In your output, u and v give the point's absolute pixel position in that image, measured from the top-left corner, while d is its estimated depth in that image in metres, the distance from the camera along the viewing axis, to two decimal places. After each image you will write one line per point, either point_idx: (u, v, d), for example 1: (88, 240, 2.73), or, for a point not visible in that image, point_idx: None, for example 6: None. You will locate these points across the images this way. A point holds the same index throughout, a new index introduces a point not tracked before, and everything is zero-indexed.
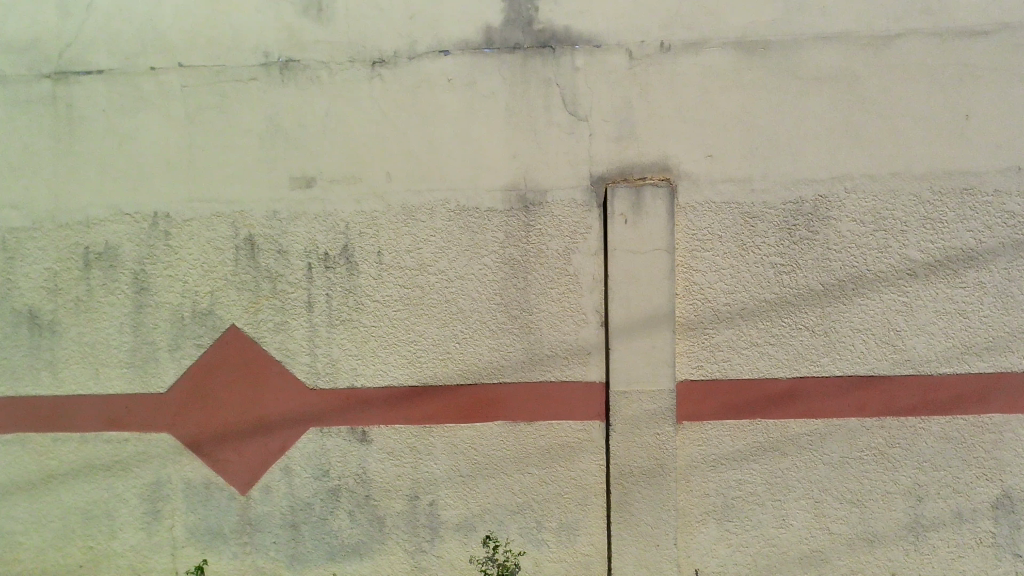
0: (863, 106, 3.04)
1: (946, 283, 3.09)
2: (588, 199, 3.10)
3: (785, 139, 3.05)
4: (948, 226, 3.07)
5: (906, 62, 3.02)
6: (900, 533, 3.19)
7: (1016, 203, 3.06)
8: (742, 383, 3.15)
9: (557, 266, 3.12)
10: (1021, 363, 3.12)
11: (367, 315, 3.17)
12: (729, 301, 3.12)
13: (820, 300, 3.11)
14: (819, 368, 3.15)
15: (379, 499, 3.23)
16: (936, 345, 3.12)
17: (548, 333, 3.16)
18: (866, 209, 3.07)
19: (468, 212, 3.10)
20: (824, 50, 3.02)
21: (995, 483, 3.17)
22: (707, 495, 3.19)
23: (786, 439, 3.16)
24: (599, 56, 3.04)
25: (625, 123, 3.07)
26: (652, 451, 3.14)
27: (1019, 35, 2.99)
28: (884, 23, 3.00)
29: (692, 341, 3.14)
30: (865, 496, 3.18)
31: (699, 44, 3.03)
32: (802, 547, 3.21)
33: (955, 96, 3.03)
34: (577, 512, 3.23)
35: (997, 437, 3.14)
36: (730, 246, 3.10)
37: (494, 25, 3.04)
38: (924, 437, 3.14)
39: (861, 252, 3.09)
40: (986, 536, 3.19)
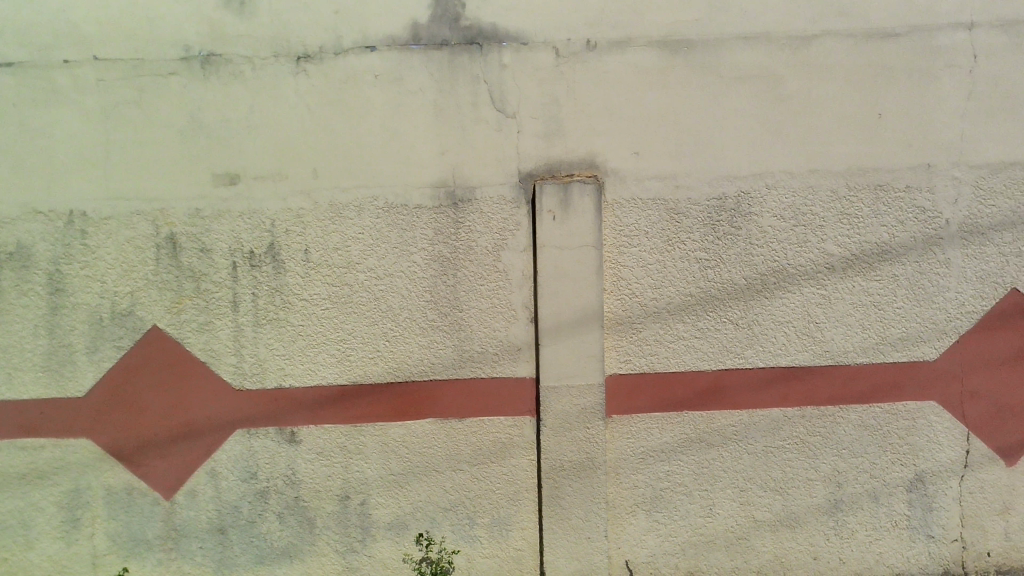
0: (784, 105, 3.12)
1: (862, 276, 3.21)
2: (517, 196, 3.11)
3: (708, 137, 3.12)
4: (864, 221, 3.18)
5: (824, 62, 3.11)
6: (821, 519, 3.30)
7: (927, 199, 3.19)
8: (669, 377, 3.21)
9: (487, 263, 3.13)
10: (932, 352, 3.26)
11: (295, 314, 3.12)
12: (656, 296, 3.17)
13: (744, 293, 3.19)
14: (743, 361, 3.22)
15: (309, 500, 3.20)
16: (853, 336, 3.24)
17: (478, 330, 3.16)
18: (786, 205, 3.16)
19: (397, 209, 3.08)
20: (745, 50, 3.09)
21: (909, 468, 3.30)
22: (636, 488, 3.24)
23: (712, 431, 3.23)
24: (526, 53, 3.05)
25: (552, 121, 3.09)
26: (582, 445, 3.17)
27: (928, 37, 3.11)
28: (803, 24, 3.08)
29: (621, 335, 3.18)
30: (788, 484, 3.28)
31: (624, 43, 3.07)
32: (728, 535, 3.29)
33: (870, 95, 3.13)
34: (509, 508, 3.25)
35: (910, 423, 3.27)
36: (657, 242, 3.15)
37: (421, 21, 3.02)
38: (843, 425, 3.26)
39: (782, 247, 3.18)
40: (901, 519, 3.32)
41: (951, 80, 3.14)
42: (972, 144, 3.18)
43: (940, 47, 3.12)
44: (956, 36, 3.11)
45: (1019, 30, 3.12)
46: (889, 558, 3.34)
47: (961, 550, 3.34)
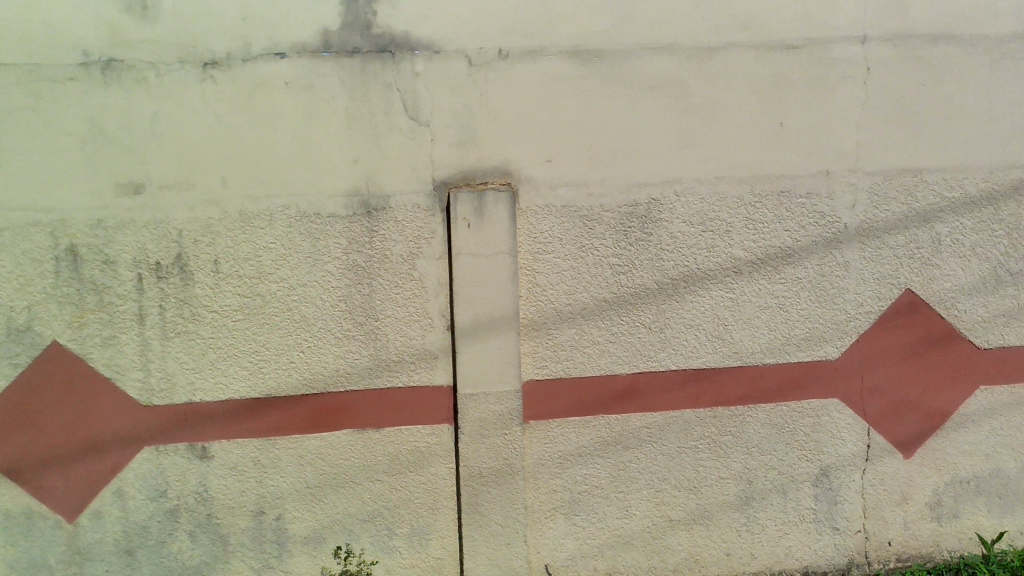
0: (691, 114, 3.21)
1: (768, 279, 3.32)
2: (432, 203, 3.11)
3: (618, 145, 3.19)
4: (768, 226, 3.30)
5: (728, 72, 3.20)
6: (733, 516, 3.40)
7: (827, 204, 3.32)
8: (585, 381, 3.26)
9: (402, 272, 3.12)
10: (834, 352, 3.40)
11: (205, 326, 3.04)
12: (570, 302, 3.22)
13: (656, 298, 3.27)
14: (657, 364, 3.30)
15: (222, 517, 3.12)
16: (760, 337, 3.34)
17: (395, 339, 3.15)
18: (695, 211, 3.25)
19: (309, 218, 3.04)
20: (653, 60, 3.17)
21: (815, 464, 3.42)
22: (555, 492, 3.28)
23: (628, 433, 3.28)
24: (439, 61, 3.05)
25: (466, 129, 3.11)
26: (500, 452, 3.18)
27: (825, 49, 3.24)
28: (708, 35, 3.17)
29: (537, 341, 3.21)
30: (701, 483, 3.36)
31: (536, 52, 3.10)
32: (644, 535, 3.36)
33: (772, 105, 3.24)
34: (428, 517, 3.23)
35: (815, 420, 3.39)
36: (570, 249, 3.19)
37: (332, 28, 2.99)
38: (752, 424, 3.36)
39: (691, 252, 3.26)
40: (808, 513, 3.44)
41: (847, 91, 3.28)
42: (867, 152, 3.33)
43: (836, 59, 3.25)
44: (850, 49, 3.26)
45: (908, 44, 3.28)
46: (797, 551, 3.46)
47: (864, 541, 3.48)
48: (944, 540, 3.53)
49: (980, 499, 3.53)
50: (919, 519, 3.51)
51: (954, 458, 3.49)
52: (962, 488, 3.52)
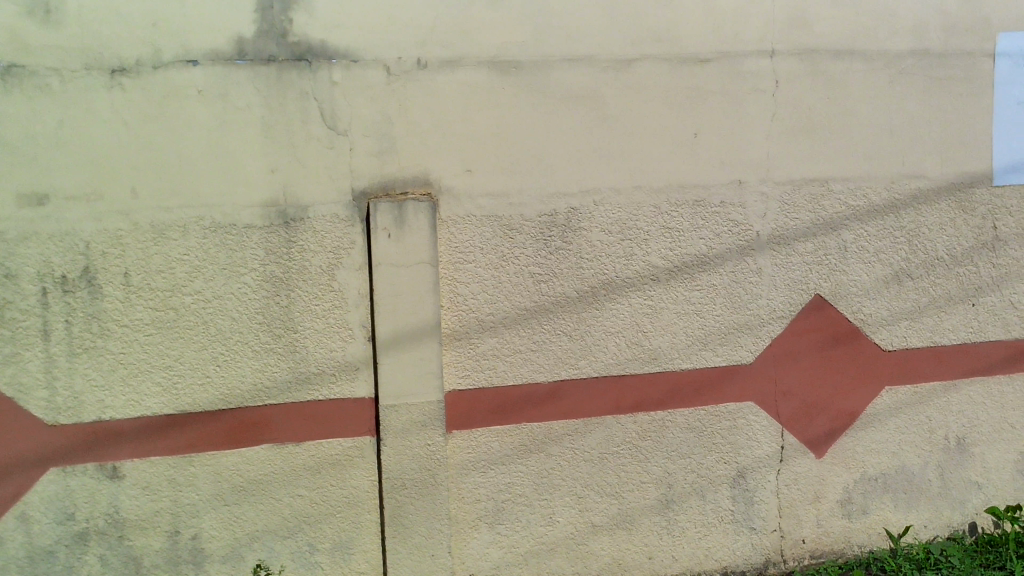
0: (608, 125, 3.27)
1: (685, 285, 3.39)
2: (351, 213, 3.08)
3: (538, 155, 3.22)
4: (684, 234, 3.37)
5: (643, 84, 3.28)
6: (654, 519, 3.45)
7: (740, 213, 3.42)
8: (507, 390, 3.27)
9: (322, 282, 3.07)
10: (748, 356, 3.49)
11: (115, 341, 2.94)
12: (492, 311, 3.23)
13: (576, 306, 3.30)
14: (578, 371, 3.33)
15: (135, 538, 3.01)
16: (678, 343, 3.41)
17: (315, 351, 3.10)
18: (614, 219, 3.30)
19: (224, 229, 2.98)
20: (570, 72, 3.22)
21: (732, 465, 3.51)
22: (479, 501, 3.27)
23: (550, 440, 3.30)
24: (356, 71, 3.04)
25: (385, 139, 3.09)
26: (423, 462, 3.16)
27: (736, 62, 3.35)
28: (624, 48, 3.24)
29: (459, 351, 3.21)
30: (622, 488, 3.41)
31: (455, 62, 3.11)
32: (567, 542, 3.38)
33: (686, 116, 3.34)
34: (351, 531, 3.19)
35: (732, 423, 3.48)
36: (491, 258, 3.20)
37: (246, 35, 2.94)
38: (672, 429, 3.42)
39: (610, 260, 3.31)
40: (726, 513, 3.52)
41: (757, 103, 3.39)
42: (777, 162, 3.44)
43: (746, 72, 3.37)
44: (760, 63, 3.37)
45: (814, 58, 3.42)
46: (717, 552, 3.54)
47: (780, 539, 3.59)
48: (855, 537, 3.66)
49: (888, 496, 3.67)
50: (832, 516, 3.63)
51: (863, 456, 3.63)
52: (871, 485, 3.65)
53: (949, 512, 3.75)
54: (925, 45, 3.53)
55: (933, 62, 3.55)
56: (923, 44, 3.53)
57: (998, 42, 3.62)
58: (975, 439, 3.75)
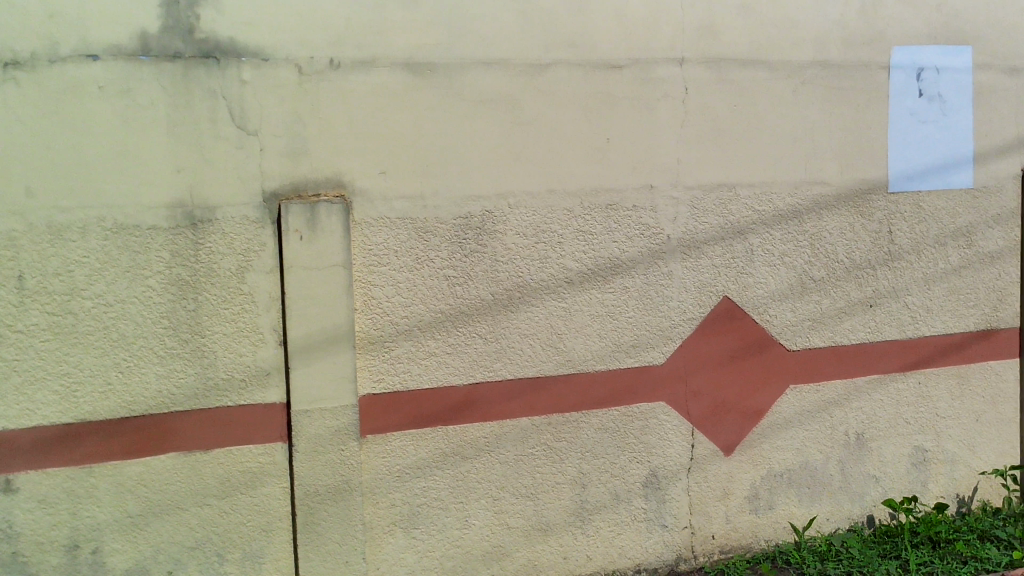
0: (523, 128, 3.30)
1: (598, 288, 3.44)
2: (261, 214, 3.01)
3: (454, 157, 3.22)
4: (597, 237, 3.42)
5: (557, 88, 3.33)
6: (569, 519, 3.48)
7: (651, 216, 3.49)
8: (423, 393, 3.25)
9: (231, 286, 3.00)
10: (660, 357, 3.56)
11: (8, 347, 2.79)
12: (407, 314, 3.21)
13: (491, 309, 3.31)
14: (493, 373, 3.33)
15: (29, 555, 2.85)
16: (591, 345, 3.46)
17: (224, 357, 3.01)
18: (528, 223, 3.32)
19: (127, 230, 2.87)
20: (486, 75, 3.24)
21: (644, 465, 3.57)
22: (393, 506, 3.23)
23: (465, 444, 3.30)
24: (266, 69, 2.98)
25: (297, 139, 3.04)
26: (337, 468, 3.10)
27: (645, 69, 3.45)
28: (538, 53, 3.29)
29: (373, 355, 3.18)
30: (538, 490, 3.42)
31: (368, 62, 3.09)
32: (484, 545, 3.37)
33: (598, 121, 3.40)
34: (261, 541, 3.09)
35: (644, 423, 3.55)
36: (405, 261, 3.18)
37: (151, 30, 2.85)
38: (586, 430, 3.46)
39: (525, 263, 3.33)
40: (639, 512, 3.58)
41: (667, 109, 3.49)
42: (687, 167, 3.53)
43: (656, 79, 3.47)
44: (669, 70, 3.48)
45: (720, 67, 3.54)
46: (631, 551, 3.58)
47: (690, 535, 3.66)
48: (761, 531, 3.77)
49: (793, 491, 3.80)
50: (740, 512, 3.73)
51: (769, 453, 3.74)
52: (777, 481, 3.77)
53: (849, 505, 3.90)
54: (824, 56, 3.70)
55: (832, 73, 3.72)
56: (823, 55, 3.70)
57: (892, 55, 3.82)
58: (873, 435, 3.91)
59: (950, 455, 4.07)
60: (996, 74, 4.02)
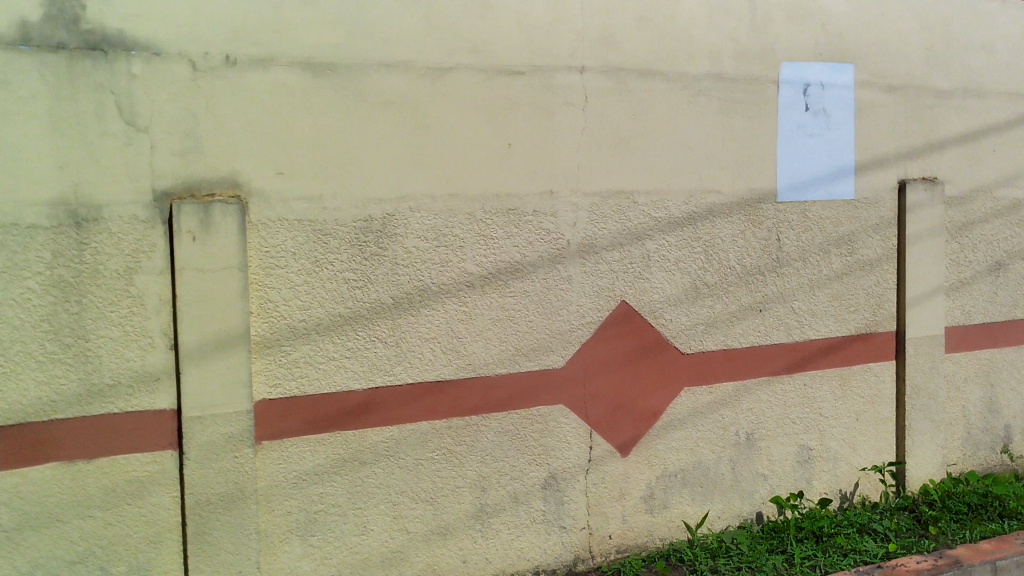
0: (425, 131, 3.30)
1: (499, 292, 3.46)
2: (151, 214, 2.90)
3: (354, 159, 3.19)
4: (498, 242, 3.44)
5: (461, 92, 3.35)
6: (469, 522, 3.47)
7: (551, 222, 3.54)
8: (321, 398, 3.19)
9: (118, 288, 2.88)
10: (560, 360, 3.61)
11: None
12: (305, 318, 3.15)
13: (391, 312, 3.29)
14: (393, 378, 3.31)
15: None
16: (492, 348, 3.48)
17: (110, 361, 2.89)
18: (429, 227, 3.32)
19: (4, 229, 2.72)
20: (388, 76, 3.22)
21: (543, 467, 3.60)
22: (289, 514, 3.16)
23: (364, 448, 3.26)
24: (158, 64, 2.89)
25: (190, 137, 2.96)
26: (230, 476, 3.01)
27: (547, 76, 3.50)
28: (441, 56, 3.30)
29: (269, 359, 3.11)
30: (437, 494, 3.41)
31: (266, 61, 3.04)
32: (382, 551, 3.32)
33: (501, 126, 3.43)
34: (149, 553, 2.97)
35: (544, 426, 3.58)
36: (304, 263, 3.13)
37: (32, 19, 2.72)
38: (486, 432, 3.47)
39: (426, 267, 3.33)
40: (538, 514, 3.61)
41: (568, 116, 3.56)
42: (586, 174, 3.60)
43: (558, 86, 3.53)
44: (570, 78, 3.55)
45: (619, 77, 3.64)
46: (530, 552, 3.60)
47: (588, 536, 3.71)
48: (656, 530, 3.86)
49: (686, 490, 3.91)
50: (636, 512, 3.81)
51: (663, 453, 3.84)
52: (671, 481, 3.87)
53: (739, 503, 4.04)
54: (717, 69, 3.84)
55: (725, 85, 3.87)
56: (716, 68, 3.84)
57: (780, 71, 4.00)
58: (762, 434, 4.06)
59: (832, 452, 4.27)
60: (876, 92, 4.25)
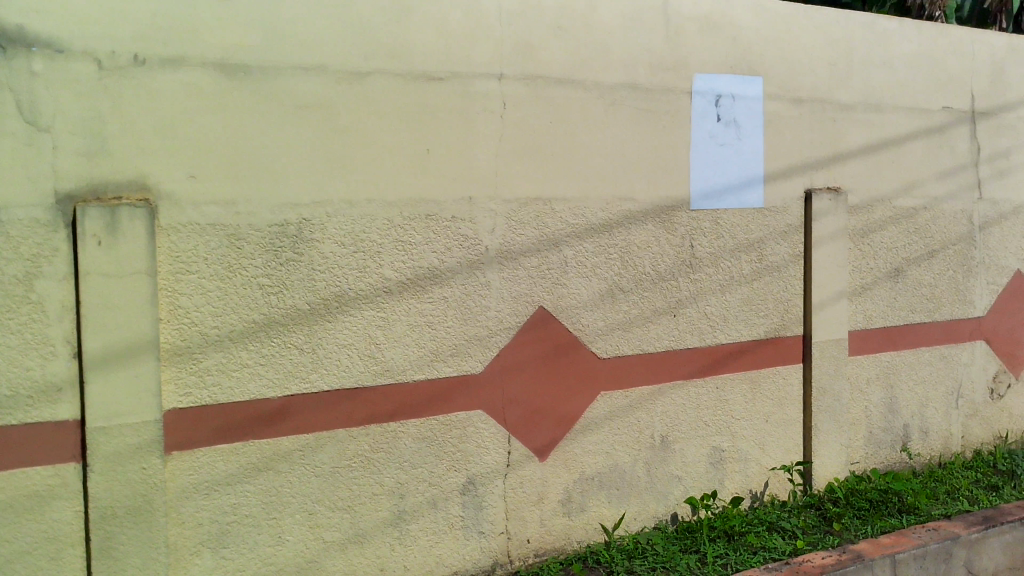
0: (342, 136, 3.27)
1: (416, 298, 3.45)
2: (53, 217, 2.80)
3: (269, 162, 3.14)
4: (416, 248, 3.43)
5: (377, 97, 3.33)
6: (387, 530, 3.44)
7: (469, 227, 3.54)
8: (234, 407, 3.12)
9: (17, 293, 2.76)
10: (477, 365, 3.61)
11: None
12: (217, 324, 3.08)
13: (307, 319, 3.24)
14: (308, 385, 3.25)
15: None
16: (411, 354, 3.46)
17: (7, 370, 2.76)
18: (346, 232, 3.28)
19: None
20: (303, 80, 3.18)
21: (462, 473, 3.60)
22: (199, 525, 3.08)
23: (279, 458, 3.20)
24: (61, 61, 2.79)
25: (95, 137, 2.86)
26: (137, 488, 2.91)
27: (466, 83, 3.51)
28: (358, 60, 3.28)
29: (179, 367, 3.03)
30: (354, 502, 3.37)
31: (176, 61, 2.96)
32: (298, 561, 3.26)
33: (419, 131, 3.42)
34: (49, 570, 2.85)
35: (462, 431, 3.58)
36: (216, 269, 3.06)
37: None
38: (404, 439, 3.45)
39: (342, 272, 3.29)
40: (456, 520, 3.60)
41: (486, 123, 3.57)
42: (504, 180, 3.62)
43: (476, 93, 3.54)
44: (488, 85, 3.57)
45: (536, 85, 3.68)
46: (448, 559, 3.60)
47: (506, 541, 3.73)
48: (573, 533, 3.90)
49: (603, 493, 3.97)
50: (554, 515, 3.84)
51: (580, 457, 3.89)
52: (588, 484, 3.92)
53: (654, 505, 4.12)
54: (632, 79, 3.93)
55: (639, 95, 3.95)
56: (631, 78, 3.93)
57: (693, 82, 4.11)
58: (676, 436, 4.16)
59: (743, 453, 4.39)
60: (783, 104, 4.41)
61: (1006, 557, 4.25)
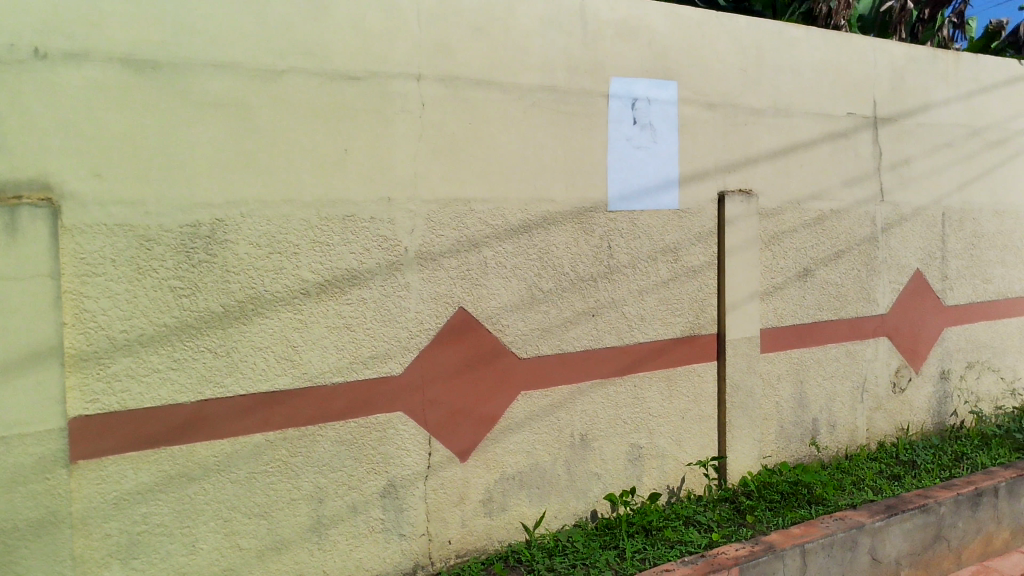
0: (256, 135, 3.20)
1: (335, 300, 3.41)
2: None
3: (180, 161, 3.05)
4: (334, 249, 3.39)
5: (293, 96, 3.28)
6: (306, 535, 3.39)
7: (388, 228, 3.52)
8: (144, 414, 3.02)
9: None
10: (397, 367, 3.59)
11: None
12: (125, 328, 2.98)
13: (221, 322, 3.16)
14: (222, 389, 3.18)
15: None
16: (329, 357, 3.41)
17: None
18: (261, 233, 3.22)
19: None
20: (216, 77, 3.11)
21: (382, 475, 3.57)
22: (108, 536, 2.97)
23: (193, 464, 3.12)
24: None
25: None
26: (40, 500, 2.80)
27: (384, 83, 3.49)
28: (272, 58, 3.23)
29: (85, 373, 2.92)
30: (271, 507, 3.31)
31: (80, 55, 2.86)
32: (212, 570, 3.18)
33: (336, 131, 3.38)
34: None
35: (382, 434, 3.55)
36: (124, 271, 2.96)
37: None
38: (323, 442, 3.40)
39: (258, 274, 3.23)
40: (377, 523, 3.57)
41: (405, 123, 3.56)
42: (423, 181, 3.61)
43: (394, 93, 3.52)
44: (406, 85, 3.55)
45: (455, 86, 3.68)
46: (368, 562, 3.56)
47: (427, 543, 3.71)
48: (494, 532, 3.91)
49: (523, 492, 3.99)
50: (475, 515, 3.85)
51: (501, 457, 3.91)
52: (508, 484, 3.94)
53: (573, 502, 4.16)
54: (549, 82, 3.97)
55: (557, 97, 4.00)
56: (549, 80, 3.97)
57: (610, 85, 4.18)
58: (595, 435, 4.21)
59: (660, 450, 4.48)
60: (697, 108, 4.52)
61: (907, 543, 4.44)
